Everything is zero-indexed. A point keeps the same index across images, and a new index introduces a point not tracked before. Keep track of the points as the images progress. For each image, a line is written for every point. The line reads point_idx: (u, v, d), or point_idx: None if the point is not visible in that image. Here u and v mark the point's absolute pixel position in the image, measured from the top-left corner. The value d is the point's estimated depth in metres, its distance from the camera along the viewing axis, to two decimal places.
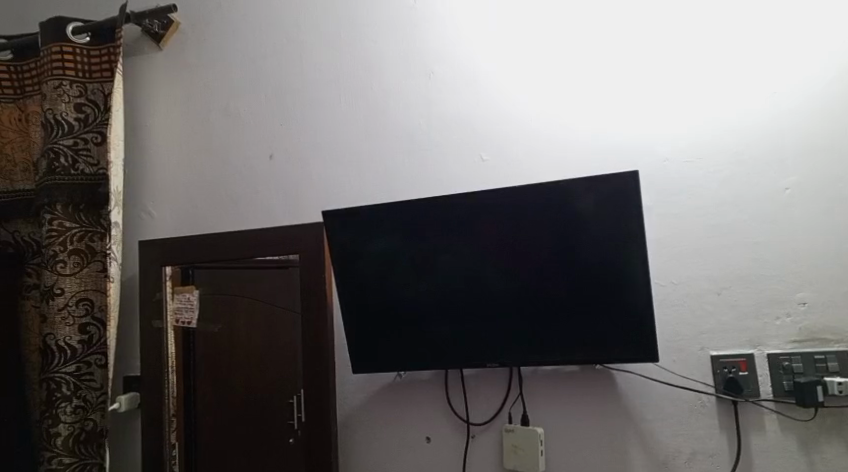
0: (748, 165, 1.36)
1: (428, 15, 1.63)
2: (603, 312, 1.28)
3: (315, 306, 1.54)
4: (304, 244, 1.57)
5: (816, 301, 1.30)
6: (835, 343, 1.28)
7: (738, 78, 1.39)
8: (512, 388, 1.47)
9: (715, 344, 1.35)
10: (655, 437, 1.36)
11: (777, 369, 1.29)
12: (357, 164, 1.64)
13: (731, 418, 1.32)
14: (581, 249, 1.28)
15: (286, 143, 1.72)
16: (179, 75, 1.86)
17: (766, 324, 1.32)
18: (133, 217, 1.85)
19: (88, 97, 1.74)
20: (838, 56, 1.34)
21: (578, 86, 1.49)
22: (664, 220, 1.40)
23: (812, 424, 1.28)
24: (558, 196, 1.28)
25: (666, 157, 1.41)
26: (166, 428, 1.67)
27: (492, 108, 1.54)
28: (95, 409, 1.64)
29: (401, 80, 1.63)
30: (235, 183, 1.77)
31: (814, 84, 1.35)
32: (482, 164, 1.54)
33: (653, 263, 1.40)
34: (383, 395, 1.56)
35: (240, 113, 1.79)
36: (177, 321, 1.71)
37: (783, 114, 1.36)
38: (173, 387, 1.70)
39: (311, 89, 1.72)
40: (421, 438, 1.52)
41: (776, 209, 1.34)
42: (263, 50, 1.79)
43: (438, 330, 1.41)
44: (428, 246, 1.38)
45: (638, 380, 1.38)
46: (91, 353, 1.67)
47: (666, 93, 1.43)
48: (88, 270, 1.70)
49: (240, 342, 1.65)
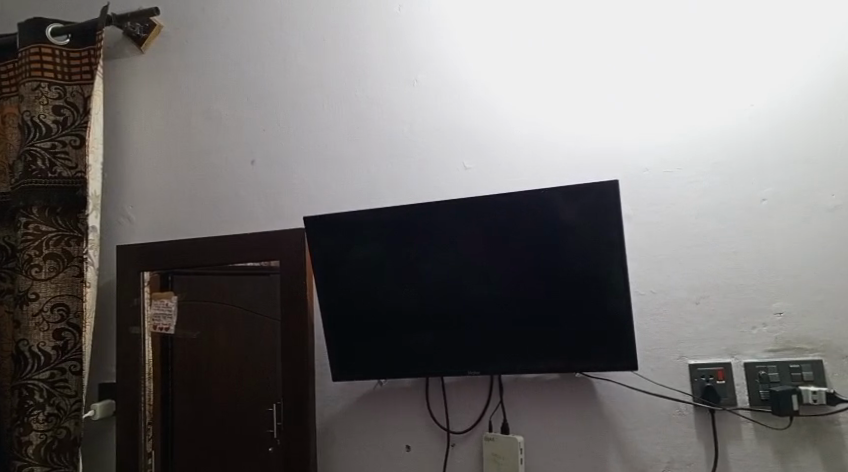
0: (727, 176, 1.38)
1: (413, 22, 1.63)
2: (584, 320, 1.29)
3: (296, 312, 1.53)
4: (285, 250, 1.56)
5: (791, 311, 1.32)
6: (810, 353, 1.30)
7: (718, 89, 1.41)
8: (492, 396, 1.46)
9: (694, 352, 1.36)
10: (633, 445, 1.37)
11: (754, 378, 1.31)
12: (340, 169, 1.64)
13: (709, 427, 1.33)
14: (562, 257, 1.28)
15: (268, 148, 1.71)
16: (160, 78, 1.85)
17: (744, 333, 1.33)
18: (112, 221, 1.83)
19: (68, 100, 1.72)
20: (815, 70, 1.36)
21: (561, 95, 1.50)
22: (643, 229, 1.42)
23: (787, 433, 1.29)
24: (540, 204, 1.28)
25: (646, 167, 1.43)
26: (142, 436, 1.65)
27: (476, 115, 1.55)
28: (69, 416, 1.61)
29: (385, 87, 1.63)
30: (216, 187, 1.75)
31: (792, 98, 1.37)
32: (465, 172, 1.54)
33: (633, 272, 1.41)
34: (363, 402, 1.55)
35: (223, 117, 1.77)
36: (155, 327, 1.69)
37: (764, 125, 1.38)
38: (149, 395, 1.67)
39: (295, 94, 1.71)
40: (401, 446, 1.51)
41: (753, 220, 1.36)
42: (247, 55, 1.78)
43: (419, 338, 1.40)
44: (411, 253, 1.38)
45: (617, 388, 1.39)
46: (66, 360, 1.64)
47: (648, 102, 1.45)
48: (64, 275, 1.67)
49: (220, 349, 1.64)
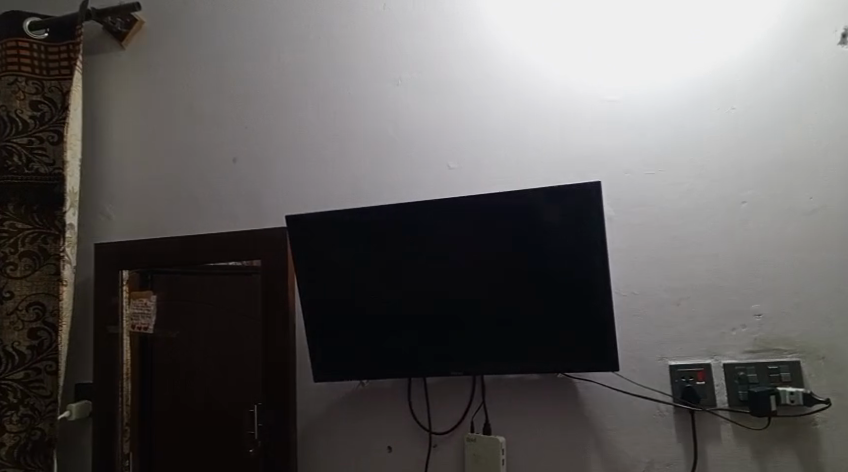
0: (707, 178, 1.39)
1: (398, 20, 1.62)
2: (566, 320, 1.29)
3: (277, 313, 1.51)
4: (267, 250, 1.55)
5: (770, 312, 1.33)
6: (788, 354, 1.31)
7: (700, 91, 1.42)
8: (475, 397, 1.46)
9: (674, 353, 1.36)
10: (615, 446, 1.37)
11: (733, 379, 1.32)
12: (323, 167, 1.63)
13: (689, 427, 1.34)
14: (544, 257, 1.28)
15: (250, 146, 1.70)
16: (140, 73, 1.82)
17: (724, 334, 1.34)
18: (90, 218, 1.80)
19: (46, 95, 1.68)
20: (796, 73, 1.38)
21: (545, 96, 1.50)
22: (625, 230, 1.42)
23: (765, 433, 1.30)
24: (523, 205, 1.28)
25: (627, 169, 1.43)
26: (119, 437, 1.62)
27: (460, 115, 1.55)
28: (43, 418, 1.57)
29: (369, 86, 1.62)
30: (198, 185, 1.73)
31: (773, 100, 1.38)
32: (448, 172, 1.54)
33: (615, 272, 1.42)
34: (344, 403, 1.54)
35: (205, 114, 1.75)
36: (133, 327, 1.67)
37: (745, 128, 1.39)
38: (127, 395, 1.64)
39: (278, 91, 1.70)
40: (382, 447, 1.51)
41: (733, 222, 1.37)
42: (229, 51, 1.76)
43: (402, 339, 1.39)
44: (394, 254, 1.37)
45: (599, 388, 1.39)
46: (41, 360, 1.60)
47: (631, 104, 1.45)
48: (40, 273, 1.64)
49: (200, 349, 1.62)
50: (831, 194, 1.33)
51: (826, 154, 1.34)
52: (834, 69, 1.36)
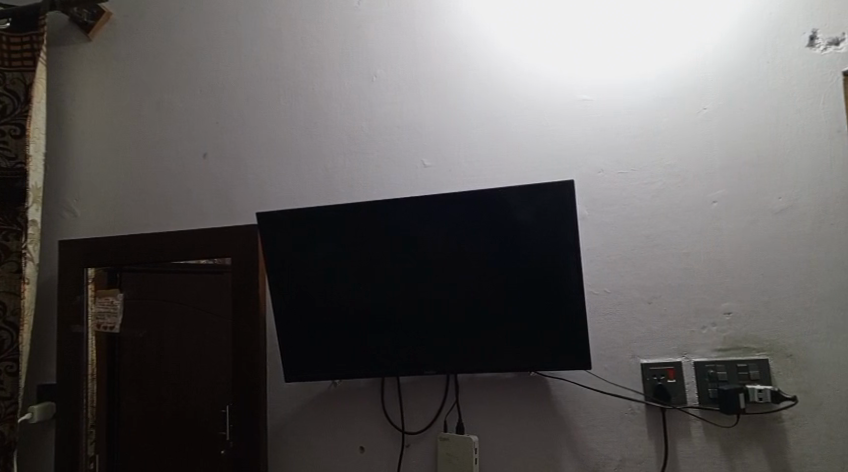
0: (678, 178, 1.40)
1: (372, 15, 1.60)
2: (540, 318, 1.29)
3: (248, 312, 1.49)
4: (238, 248, 1.52)
5: (739, 311, 1.34)
6: (757, 352, 1.33)
7: (673, 91, 1.43)
8: (448, 396, 1.46)
9: (646, 352, 1.37)
10: (587, 444, 1.37)
11: (704, 377, 1.33)
12: (295, 164, 1.60)
13: (659, 425, 1.35)
14: (517, 256, 1.28)
15: (219, 142, 1.67)
16: (108, 67, 1.78)
17: (694, 333, 1.35)
18: (54, 214, 1.75)
19: (8, 87, 1.63)
20: (765, 75, 1.39)
21: (520, 95, 1.49)
22: (598, 229, 1.42)
23: (734, 430, 1.31)
24: (496, 204, 1.27)
25: (600, 169, 1.44)
26: (84, 439, 1.57)
27: (435, 112, 1.53)
28: (3, 420, 1.52)
29: (342, 82, 1.60)
30: (167, 180, 1.69)
31: (742, 101, 1.40)
32: (423, 170, 1.52)
33: (588, 271, 1.42)
34: (316, 403, 1.52)
35: (174, 109, 1.71)
36: (98, 327, 1.61)
37: (715, 128, 1.40)
38: (92, 395, 1.59)
39: (249, 85, 1.67)
40: (355, 447, 1.49)
41: (704, 221, 1.38)
42: (200, 44, 1.72)
43: (375, 338, 1.38)
44: (367, 252, 1.35)
45: (571, 386, 1.39)
46: (2, 360, 1.55)
47: (604, 103, 1.46)
48: (2, 270, 1.59)
49: (172, 348, 1.60)
50: (797, 195, 1.35)
51: (793, 153, 1.36)
52: (803, 70, 1.37)
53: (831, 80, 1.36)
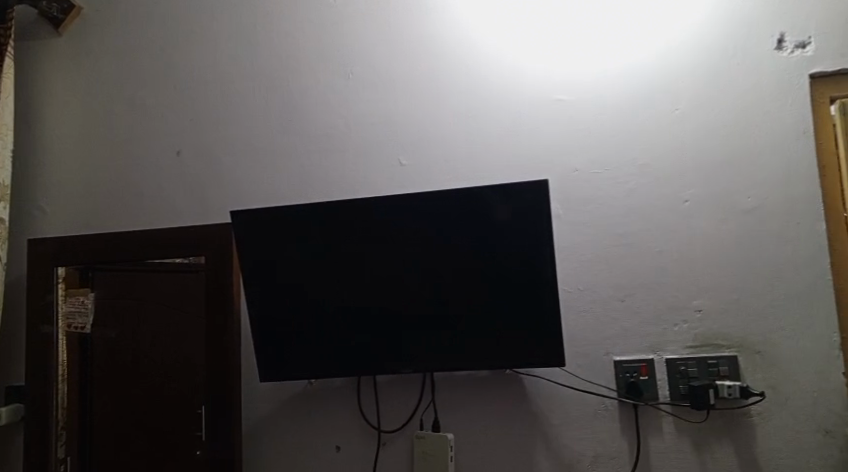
0: (651, 177, 1.42)
1: (348, 13, 1.60)
2: (514, 316, 1.30)
3: (221, 311, 1.48)
4: (212, 247, 1.51)
5: (710, 308, 1.37)
6: (727, 349, 1.35)
7: (645, 92, 1.45)
8: (424, 394, 1.46)
9: (619, 349, 1.39)
10: (561, 441, 1.39)
11: (675, 373, 1.35)
12: (271, 161, 1.59)
13: (632, 421, 1.36)
14: (493, 256, 1.28)
15: (193, 139, 1.65)
16: (78, 62, 1.74)
17: (666, 330, 1.38)
18: (23, 212, 1.71)
19: None
20: (737, 78, 1.42)
21: (496, 94, 1.50)
22: (572, 227, 1.44)
23: (704, 426, 1.34)
24: (473, 204, 1.28)
25: (576, 168, 1.45)
26: (54, 442, 1.55)
27: (411, 111, 1.53)
28: None
29: (317, 80, 1.59)
30: (140, 178, 1.67)
31: (713, 102, 1.42)
32: (399, 168, 1.52)
33: (562, 269, 1.43)
34: (292, 403, 1.51)
35: (147, 106, 1.69)
36: (69, 327, 1.59)
37: (686, 129, 1.42)
38: (63, 398, 1.58)
39: (224, 82, 1.65)
40: (331, 447, 1.49)
41: (676, 221, 1.40)
42: (173, 40, 1.70)
43: (351, 338, 1.38)
44: (343, 251, 1.35)
45: (545, 384, 1.41)
46: None
47: (578, 103, 1.47)
48: None
49: (144, 349, 1.57)
50: (765, 195, 1.38)
51: (763, 154, 1.39)
52: (771, 72, 1.40)
53: (799, 82, 1.39)
